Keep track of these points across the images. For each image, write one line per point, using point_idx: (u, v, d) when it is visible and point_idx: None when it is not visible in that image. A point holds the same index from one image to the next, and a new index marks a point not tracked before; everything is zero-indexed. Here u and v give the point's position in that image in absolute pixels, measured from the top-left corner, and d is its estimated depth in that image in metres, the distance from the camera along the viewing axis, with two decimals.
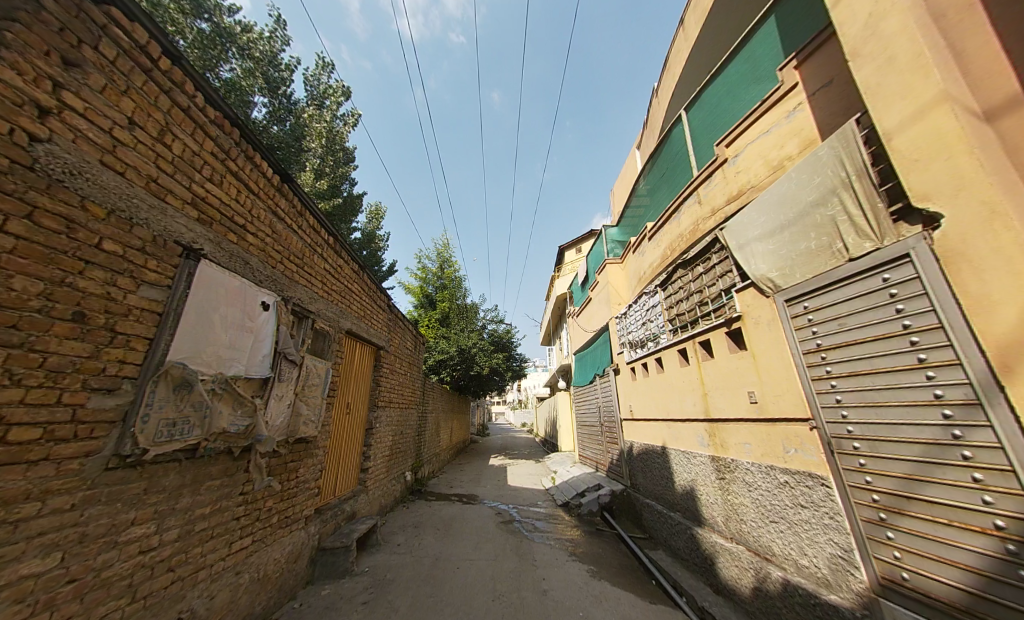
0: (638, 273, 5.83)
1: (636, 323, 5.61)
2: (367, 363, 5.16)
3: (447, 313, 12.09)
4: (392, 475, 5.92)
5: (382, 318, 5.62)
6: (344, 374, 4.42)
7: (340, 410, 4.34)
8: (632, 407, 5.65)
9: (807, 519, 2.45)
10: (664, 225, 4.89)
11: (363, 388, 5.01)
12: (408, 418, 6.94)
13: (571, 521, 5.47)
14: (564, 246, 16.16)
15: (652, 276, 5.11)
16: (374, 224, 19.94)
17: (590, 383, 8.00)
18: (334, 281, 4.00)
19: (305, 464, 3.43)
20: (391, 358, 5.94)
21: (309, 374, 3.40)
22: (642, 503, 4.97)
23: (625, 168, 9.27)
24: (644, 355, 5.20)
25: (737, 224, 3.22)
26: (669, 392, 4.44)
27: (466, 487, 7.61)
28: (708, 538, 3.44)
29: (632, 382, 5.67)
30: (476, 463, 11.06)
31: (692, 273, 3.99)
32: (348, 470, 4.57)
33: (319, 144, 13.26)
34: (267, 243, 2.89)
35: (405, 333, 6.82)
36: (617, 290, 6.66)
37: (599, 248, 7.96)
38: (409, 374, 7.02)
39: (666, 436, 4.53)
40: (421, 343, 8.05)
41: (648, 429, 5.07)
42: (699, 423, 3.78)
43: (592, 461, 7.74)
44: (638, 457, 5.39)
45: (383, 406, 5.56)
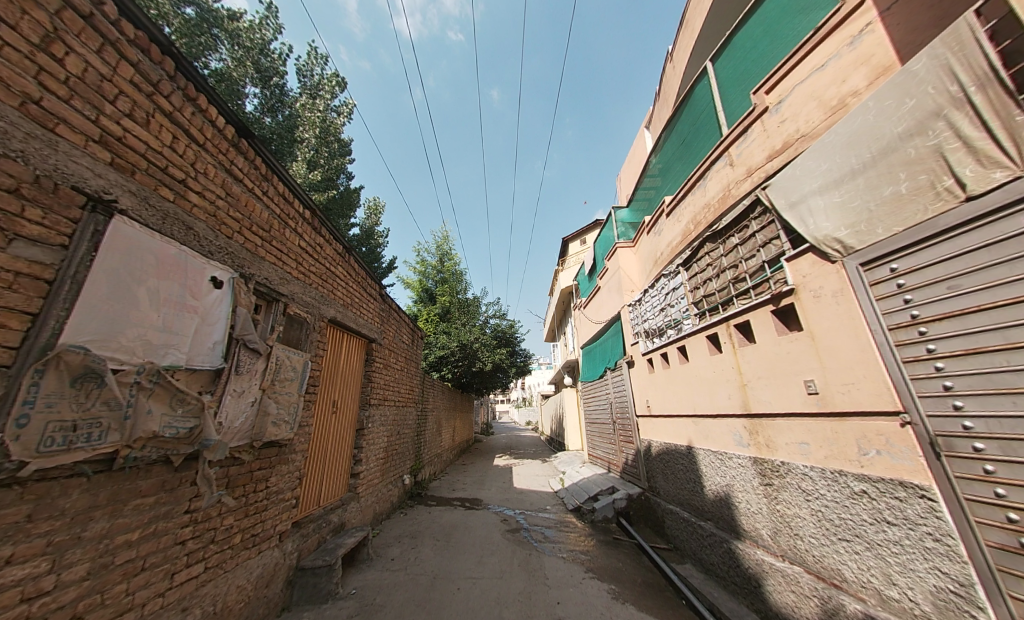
0: (653, 255, 5.29)
1: (652, 310, 5.07)
2: (357, 357, 4.67)
3: (447, 307, 11.58)
4: (387, 480, 5.43)
5: (375, 308, 5.13)
6: (328, 368, 3.93)
7: (323, 409, 3.84)
8: (650, 403, 5.12)
9: (898, 541, 1.92)
10: (685, 197, 4.34)
11: (351, 385, 4.52)
12: (406, 417, 6.45)
13: (584, 529, 4.95)
14: (568, 239, 15.60)
15: (672, 256, 4.56)
16: (373, 220, 19.48)
17: (599, 378, 7.48)
18: (312, 262, 3.49)
19: (277, 472, 2.94)
20: (385, 352, 5.46)
21: (282, 367, 2.92)
22: (664, 509, 4.45)
23: (634, 150, 8.72)
24: (663, 344, 4.66)
25: (784, 180, 2.69)
26: (694, 385, 3.90)
27: (469, 490, 7.11)
28: (752, 554, 2.91)
29: (649, 375, 5.13)
30: (480, 463, 10.56)
31: (723, 246, 3.45)
32: (334, 476, 4.08)
33: (313, 135, 12.76)
34: (218, 207, 2.39)
35: (401, 326, 6.33)
36: (629, 277, 6.12)
37: (608, 233, 7.42)
38: (407, 370, 6.54)
39: (691, 433, 4.00)
40: (419, 338, 7.56)
41: (669, 427, 4.54)
42: (735, 419, 3.25)
43: (603, 461, 7.21)
44: (657, 457, 4.86)
45: (376, 404, 5.07)
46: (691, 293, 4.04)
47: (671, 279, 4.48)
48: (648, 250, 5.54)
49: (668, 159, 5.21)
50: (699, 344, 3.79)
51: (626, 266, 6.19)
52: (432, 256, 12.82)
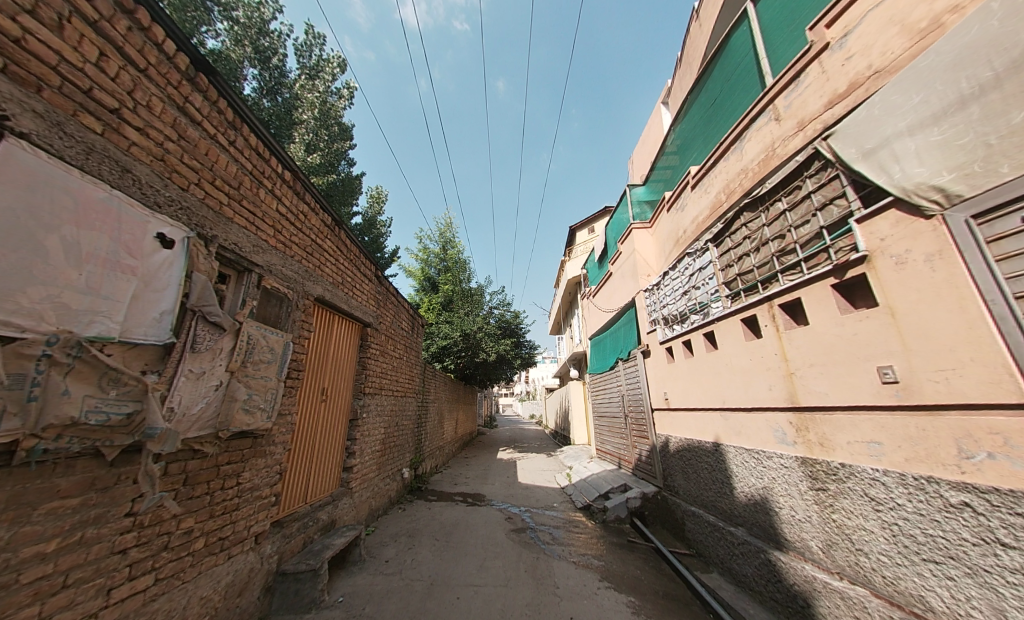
0: (674, 234, 4.81)
1: (673, 294, 4.61)
2: (350, 342, 4.29)
3: (450, 296, 11.17)
4: (384, 474, 5.08)
5: (370, 291, 4.72)
6: (315, 352, 3.55)
7: (310, 397, 3.47)
8: (668, 396, 4.69)
9: (1017, 569, 1.49)
10: (715, 164, 3.85)
11: (344, 372, 4.16)
12: (405, 408, 6.09)
13: (595, 530, 4.57)
14: (576, 227, 15.06)
15: (698, 232, 4.08)
16: (376, 208, 19.06)
17: (610, 369, 7.05)
18: (294, 231, 3.08)
19: (252, 467, 2.58)
20: (381, 339, 5.07)
21: (255, 348, 2.53)
22: (685, 511, 4.05)
23: (650, 127, 8.14)
24: (686, 331, 4.21)
25: (854, 124, 2.21)
26: (724, 375, 3.46)
27: (471, 485, 6.77)
28: (798, 569, 2.50)
29: (667, 365, 4.69)
30: (483, 456, 10.23)
31: (766, 215, 2.97)
32: (324, 470, 3.73)
33: (312, 117, 12.28)
34: (167, 150, 1.98)
35: (400, 312, 5.93)
36: (645, 260, 5.64)
37: (621, 215, 6.92)
38: (406, 359, 6.16)
39: (719, 429, 3.58)
40: (420, 326, 7.17)
41: (691, 422, 4.12)
42: (777, 413, 2.81)
43: (614, 457, 6.81)
44: (676, 454, 4.44)
45: (372, 394, 4.70)
46: (722, 272, 3.58)
47: (698, 258, 4.01)
48: (668, 230, 5.06)
49: (694, 126, 4.69)
50: (733, 328, 3.34)
51: (642, 248, 5.70)
52: (435, 244, 12.38)
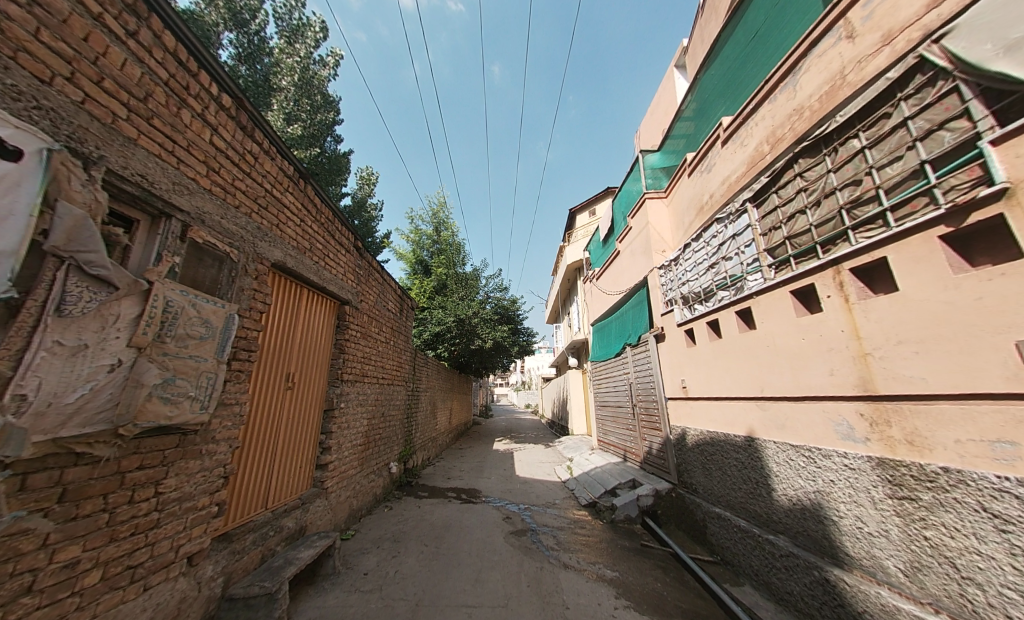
0: (697, 202, 4.22)
1: (695, 269, 4.04)
2: (324, 320, 3.69)
3: (443, 281, 10.52)
4: (368, 470, 4.54)
5: (349, 263, 4.07)
6: (276, 330, 2.94)
7: (270, 383, 2.88)
8: (686, 384, 4.17)
9: None
10: (755, 110, 3.24)
11: (316, 355, 3.56)
12: (393, 397, 5.53)
13: (604, 531, 4.09)
14: (576, 210, 14.38)
15: (731, 194, 3.48)
16: (366, 190, 18.17)
17: (615, 356, 6.53)
18: (239, 175, 2.43)
19: (180, 472, 2.00)
20: (363, 319, 4.46)
21: (180, 318, 1.93)
22: (706, 511, 3.58)
23: (661, 94, 7.46)
24: (711, 309, 3.66)
25: (990, 11, 1.61)
26: (764, 358, 2.93)
27: (465, 479, 6.27)
28: (869, 594, 2.01)
29: (686, 349, 4.15)
30: (477, 447, 9.75)
31: (832, 159, 2.41)
32: (291, 470, 3.16)
33: (293, 85, 11.31)
34: (5, 14, 1.30)
35: (386, 292, 5.31)
36: (660, 233, 5.05)
37: (630, 188, 6.30)
38: (393, 345, 5.57)
39: (754, 420, 3.06)
40: (410, 310, 6.56)
41: (715, 412, 3.61)
42: (841, 402, 2.28)
43: (618, 449, 6.34)
44: (695, 448, 3.95)
45: (352, 381, 4.11)
46: (764, 237, 3.01)
47: (730, 224, 3.43)
48: (689, 197, 4.46)
49: (724, 76, 4.06)
50: (778, 302, 2.79)
51: (656, 221, 5.11)
52: (427, 226, 11.64)
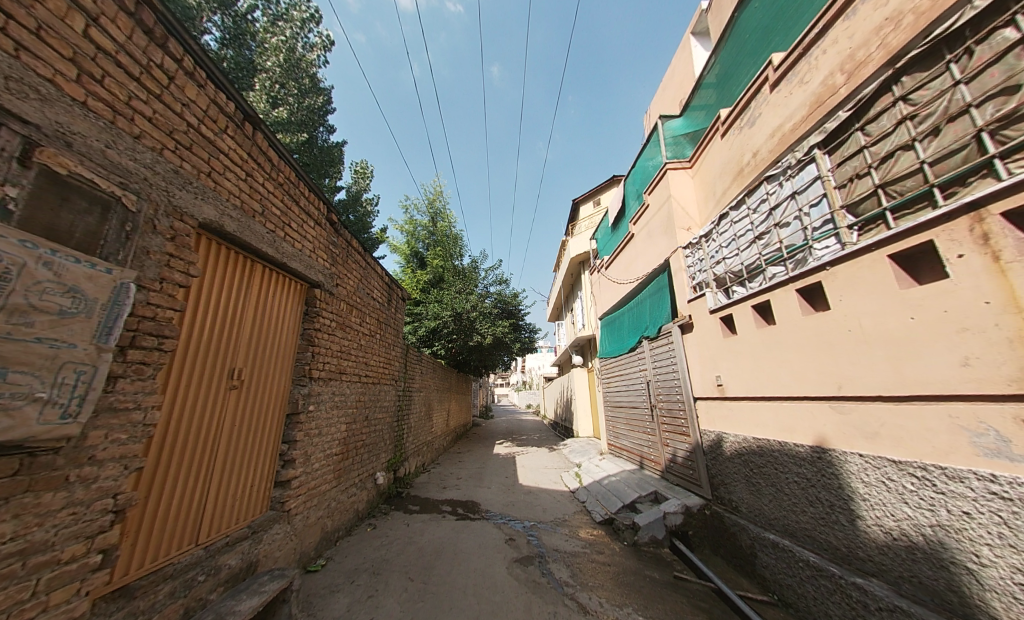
0: (733, 164, 3.54)
1: (734, 243, 3.36)
2: (285, 305, 3.01)
3: (440, 274, 9.85)
4: (346, 484, 3.86)
5: (320, 238, 3.39)
6: (213, 313, 2.27)
7: (201, 382, 2.20)
8: (722, 381, 3.49)
9: None
10: (824, 34, 2.56)
11: (274, 346, 2.87)
12: (379, 398, 4.84)
13: (626, 556, 3.42)
14: (579, 201, 13.69)
15: (786, 145, 2.80)
16: (361, 183, 17.52)
17: (629, 351, 5.85)
18: (138, 92, 1.75)
19: (23, 513, 1.32)
20: (341, 307, 3.77)
21: (14, 281, 1.26)
22: (754, 537, 2.91)
23: (677, 64, 6.78)
24: (760, 289, 2.98)
25: None
26: (844, 346, 2.25)
27: (462, 490, 5.59)
28: None
29: (722, 339, 3.48)
30: (477, 451, 9.06)
31: (957, 69, 1.74)
32: (236, 491, 2.48)
33: (279, 66, 10.63)
34: None
35: (371, 278, 4.61)
36: (685, 208, 4.37)
37: (645, 163, 5.61)
38: (379, 339, 4.86)
39: (827, 426, 2.38)
40: (400, 301, 5.87)
41: (766, 416, 2.94)
42: (985, 404, 1.61)
43: (634, 455, 5.66)
44: (736, 458, 3.29)
45: (325, 380, 3.42)
46: (841, 190, 2.33)
47: (786, 182, 2.75)
48: (722, 162, 3.77)
49: (769, 11, 3.38)
50: (868, 272, 2.11)
51: (680, 194, 4.42)
52: (423, 216, 10.97)
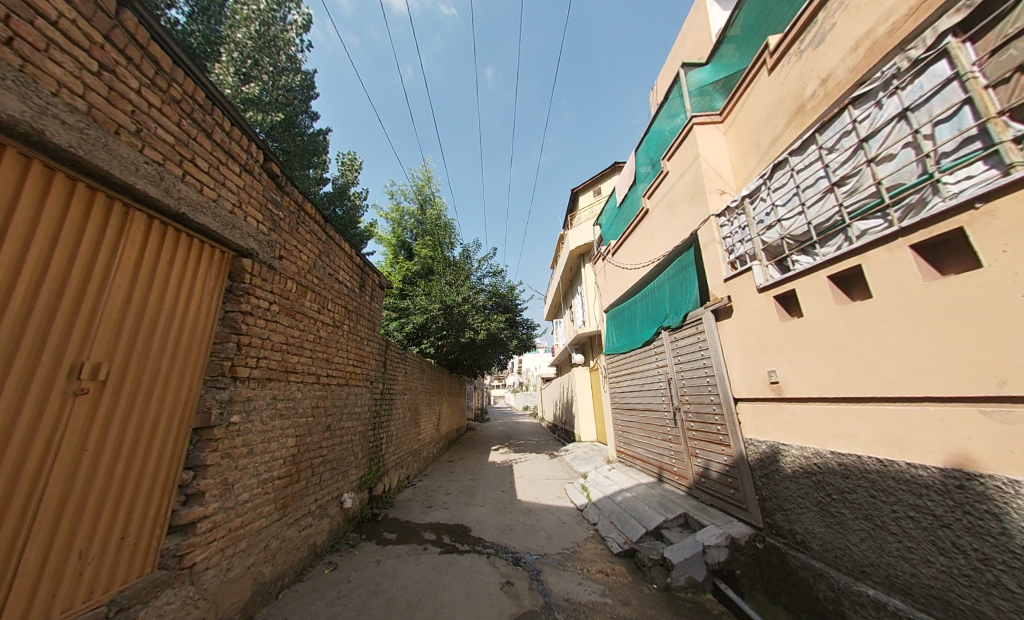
0: (788, 100, 2.77)
1: (796, 199, 2.59)
2: (193, 275, 2.15)
3: (429, 265, 8.98)
4: (295, 515, 2.98)
5: (250, 192, 2.53)
6: (33, 272, 1.42)
7: (3, 384, 1.33)
8: (778, 377, 2.71)
9: None
10: None
11: (172, 332, 2.01)
12: (348, 403, 3.97)
13: (659, 608, 2.60)
14: (578, 191, 12.90)
15: (885, 50, 2.03)
16: (347, 175, 16.60)
17: (643, 345, 5.05)
18: None
19: None
20: (288, 286, 2.90)
21: None
22: (840, 588, 2.14)
23: (691, 23, 6.03)
24: (842, 252, 2.20)
25: None
26: (1014, 320, 1.48)
27: (450, 510, 4.73)
28: None
29: (777, 324, 2.70)
30: (470, 460, 8.20)
31: None
32: (95, 550, 1.62)
33: (250, 38, 9.73)
34: None
35: (335, 256, 3.73)
36: (716, 169, 3.59)
37: (661, 126, 4.81)
38: (348, 332, 3.98)
39: (977, 440, 1.60)
40: (377, 289, 5.03)
41: (852, 423, 2.16)
42: None
43: (650, 466, 4.86)
44: (803, 478, 2.50)
45: (258, 382, 2.56)
46: (998, 90, 1.57)
47: (891, 100, 1.98)
48: (771, 102, 2.98)
49: None
50: None
51: (711, 152, 3.64)
52: (411, 203, 10.10)
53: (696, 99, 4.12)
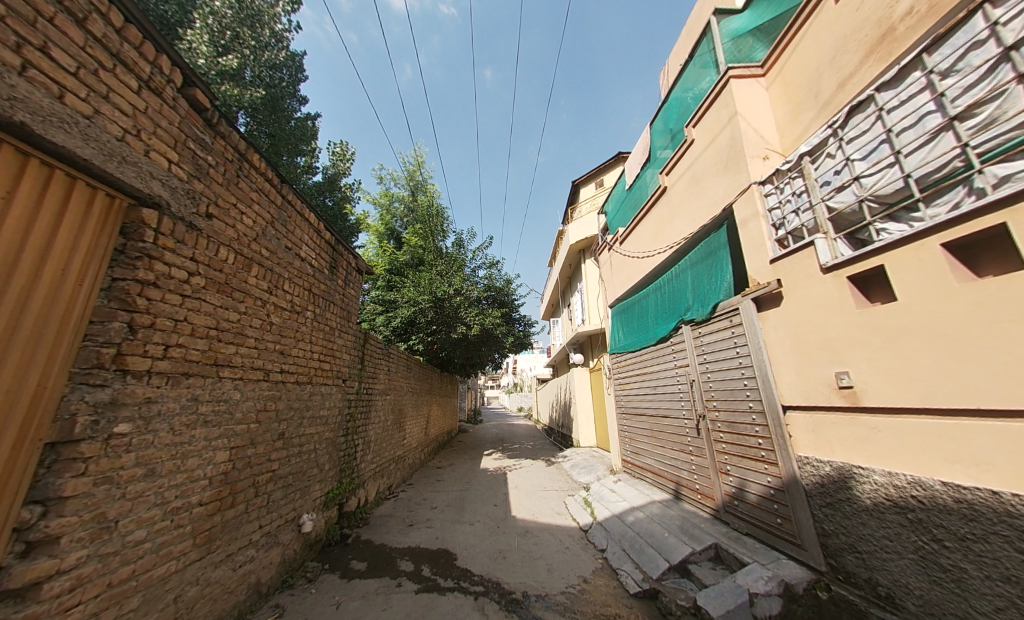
0: (869, 25, 2.16)
1: (885, 148, 1.98)
2: (51, 223, 1.45)
3: (419, 255, 8.30)
4: (227, 550, 2.29)
5: (156, 119, 1.84)
6: None
7: None
8: (854, 381, 2.10)
9: None
10: None
11: (9, 299, 1.30)
12: (311, 405, 3.29)
13: None
14: (580, 183, 12.31)
15: None
16: (338, 164, 15.82)
17: (658, 342, 4.43)
18: None
19: None
20: (220, 254, 2.23)
21: None
22: None
23: None
24: (968, 208, 1.59)
25: None
26: None
27: (434, 530, 4.07)
28: None
29: (853, 312, 2.10)
30: (461, 467, 7.53)
31: None
32: None
33: (229, 7, 8.95)
34: None
35: (294, 226, 3.05)
36: (758, 130, 2.99)
37: (683, 91, 4.20)
38: (312, 319, 3.30)
39: None
40: (355, 273, 4.35)
41: (983, 447, 1.55)
42: None
43: (664, 481, 4.25)
44: (892, 514, 1.90)
45: (167, 378, 1.88)
46: None
47: None
48: (840, 37, 2.38)
49: None
50: None
51: (751, 110, 3.04)
52: (401, 190, 9.40)
53: (731, 53, 3.50)
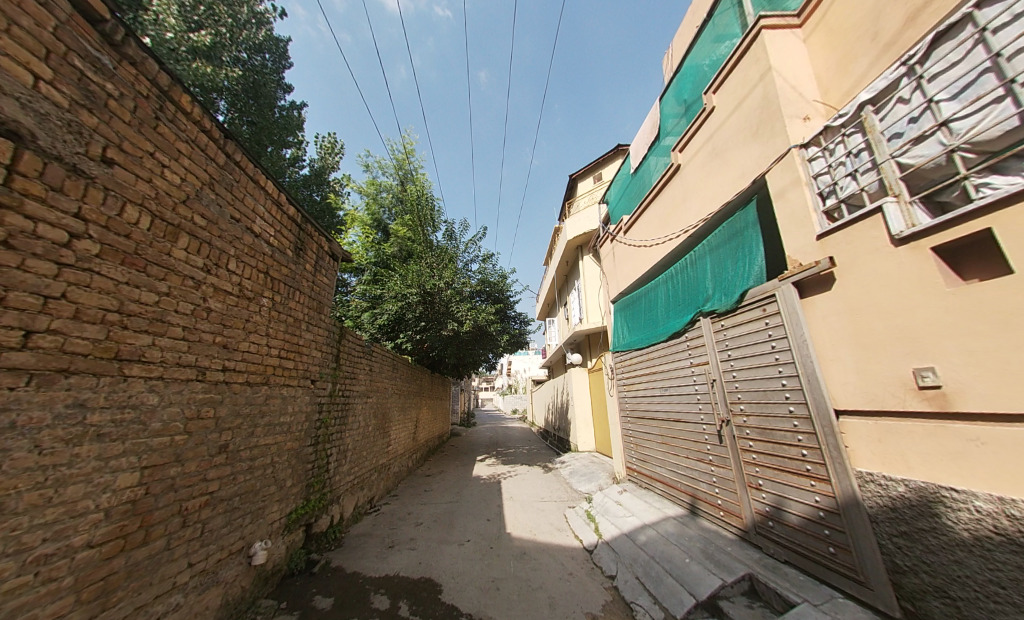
0: None
1: (989, 79, 1.56)
2: None
3: (408, 247, 7.75)
4: (135, 604, 1.74)
5: (14, 14, 1.29)
6: None
7: None
8: (944, 379, 1.64)
9: None
10: None
11: None
12: (267, 411, 2.74)
13: None
14: (577, 177, 11.88)
15: None
16: (325, 157, 15.15)
17: (669, 338, 3.98)
18: None
19: None
20: (125, 214, 1.69)
21: None
22: None
23: None
24: None
25: None
26: None
27: (418, 554, 3.53)
28: None
29: (943, 292, 1.64)
30: (451, 475, 6.98)
31: None
32: None
33: None
34: None
35: (245, 194, 2.50)
36: (796, 88, 2.55)
37: (700, 57, 3.75)
38: (268, 308, 2.76)
39: None
40: (329, 259, 3.80)
41: None
42: None
43: (677, 494, 3.77)
44: (1003, 553, 1.45)
45: (28, 378, 1.34)
46: None
47: None
48: None
49: None
50: None
51: (786, 65, 2.60)
52: (390, 179, 8.84)
53: (760, 5, 3.05)
